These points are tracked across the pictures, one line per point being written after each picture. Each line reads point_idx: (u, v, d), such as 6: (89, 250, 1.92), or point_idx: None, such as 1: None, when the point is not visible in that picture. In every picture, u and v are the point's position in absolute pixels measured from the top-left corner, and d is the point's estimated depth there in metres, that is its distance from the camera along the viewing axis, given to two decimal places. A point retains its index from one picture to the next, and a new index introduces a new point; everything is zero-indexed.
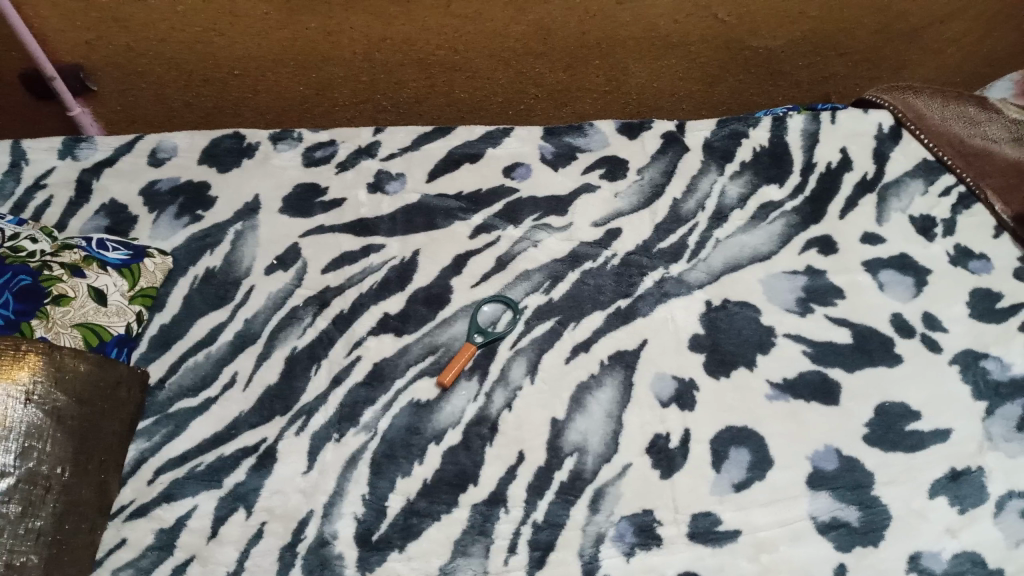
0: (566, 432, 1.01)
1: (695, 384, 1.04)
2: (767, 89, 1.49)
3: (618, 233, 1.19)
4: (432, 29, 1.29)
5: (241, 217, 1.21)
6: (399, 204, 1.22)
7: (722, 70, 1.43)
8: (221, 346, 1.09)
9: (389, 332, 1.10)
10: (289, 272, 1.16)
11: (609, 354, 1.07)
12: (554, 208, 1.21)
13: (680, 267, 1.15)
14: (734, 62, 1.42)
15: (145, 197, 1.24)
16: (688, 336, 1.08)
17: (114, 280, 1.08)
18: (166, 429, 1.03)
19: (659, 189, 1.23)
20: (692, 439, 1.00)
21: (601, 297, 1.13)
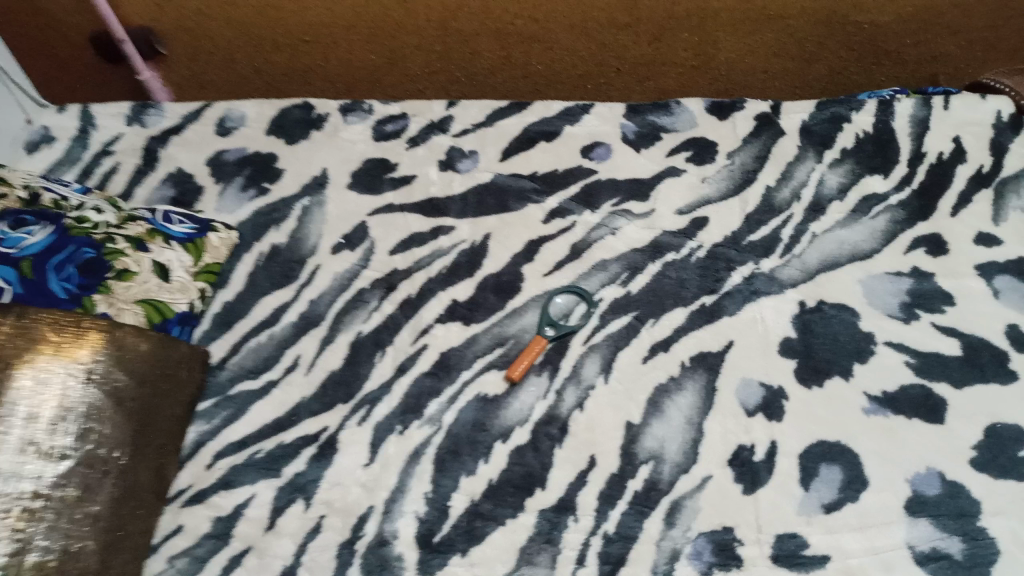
0: (641, 437, 0.95)
1: (785, 394, 0.97)
2: (870, 69, 1.36)
3: (704, 222, 1.11)
4: None
5: (308, 192, 1.17)
6: (472, 182, 1.16)
7: (823, 47, 1.31)
8: (284, 327, 1.05)
9: (457, 321, 1.04)
10: (355, 252, 1.11)
11: (691, 355, 1.00)
12: (634, 193, 1.14)
13: (772, 262, 1.07)
14: (838, 37, 1.30)
15: (212, 166, 1.21)
16: (778, 340, 1.01)
17: (179, 254, 1.05)
18: (226, 413, 1.00)
19: (750, 176, 1.14)
20: (779, 453, 0.93)
21: (684, 292, 1.05)
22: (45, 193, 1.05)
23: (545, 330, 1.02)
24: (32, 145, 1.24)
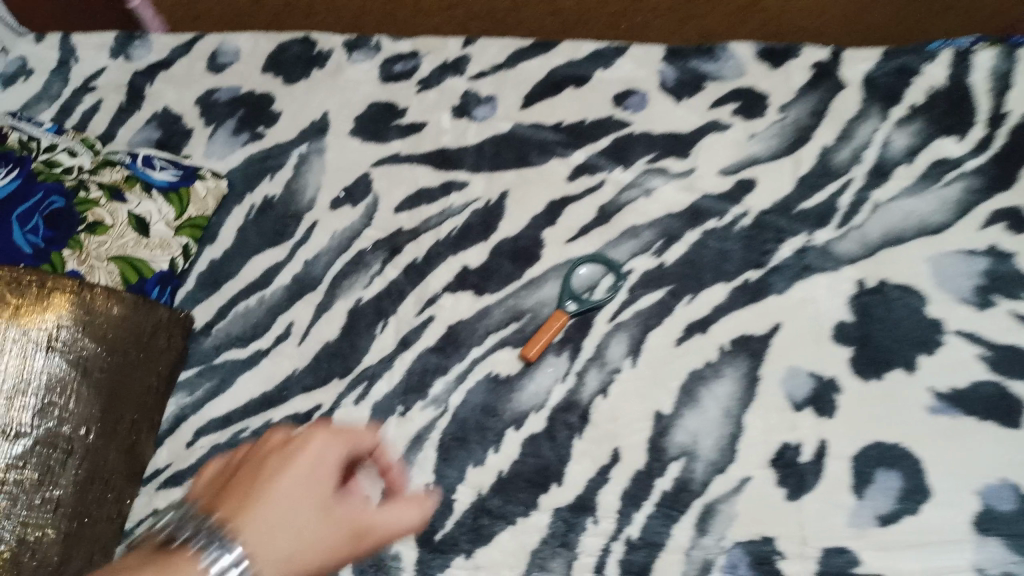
0: (672, 430, 0.84)
1: (837, 386, 0.85)
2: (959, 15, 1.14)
3: (751, 185, 0.98)
4: None
5: (307, 137, 1.05)
6: (489, 132, 1.03)
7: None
8: (276, 290, 0.94)
9: (468, 290, 0.93)
10: (357, 208, 0.99)
11: (731, 337, 0.89)
12: (673, 149, 1.01)
13: (827, 234, 0.94)
14: None
15: (202, 107, 1.09)
16: (830, 324, 0.89)
17: (159, 205, 0.94)
18: (209, 384, 0.90)
19: (804, 133, 1.01)
20: (828, 454, 0.82)
21: (724, 266, 0.93)
22: (12, 132, 0.95)
23: (567, 305, 0.90)
24: (7, 78, 1.13)
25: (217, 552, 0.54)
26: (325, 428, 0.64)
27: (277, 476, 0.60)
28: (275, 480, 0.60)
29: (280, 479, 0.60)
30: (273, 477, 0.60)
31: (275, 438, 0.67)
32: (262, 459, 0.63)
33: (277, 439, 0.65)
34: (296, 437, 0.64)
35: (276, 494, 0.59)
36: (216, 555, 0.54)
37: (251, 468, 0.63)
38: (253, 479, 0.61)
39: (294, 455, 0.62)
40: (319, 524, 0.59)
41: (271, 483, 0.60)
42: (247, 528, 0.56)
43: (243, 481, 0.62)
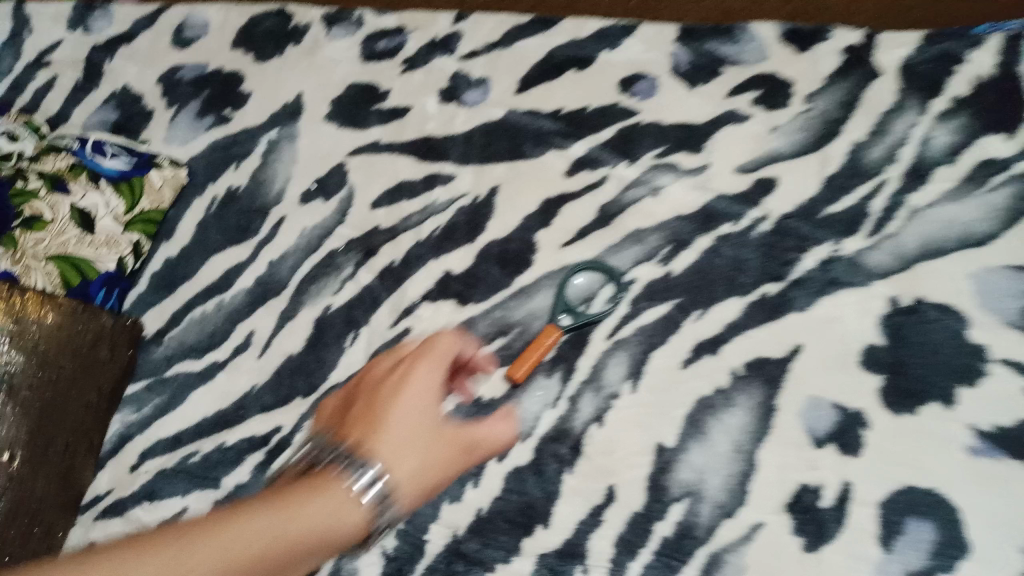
0: (675, 467, 0.75)
1: (864, 420, 0.75)
2: None
3: (772, 185, 0.87)
4: None
5: (277, 122, 0.94)
6: (478, 119, 0.92)
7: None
8: (237, 294, 0.85)
9: (450, 299, 0.83)
10: (329, 202, 0.89)
11: (746, 361, 0.79)
12: (685, 142, 0.89)
13: (855, 244, 0.83)
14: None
15: (164, 86, 0.99)
16: (858, 347, 0.78)
17: (107, 197, 0.84)
18: (159, 399, 0.80)
19: (833, 126, 0.89)
20: (852, 499, 0.72)
21: (740, 278, 0.82)
22: None
23: (560, 319, 0.80)
24: None
25: (360, 472, 0.52)
26: (433, 338, 0.62)
27: (390, 402, 0.57)
28: (394, 398, 0.58)
29: (393, 408, 0.56)
30: (386, 403, 0.57)
31: (370, 369, 0.63)
32: (378, 387, 0.59)
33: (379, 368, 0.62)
34: (404, 359, 0.61)
35: (392, 416, 0.56)
36: (358, 475, 0.52)
37: (361, 396, 0.60)
38: (365, 407, 0.58)
39: (400, 382, 0.59)
40: (432, 443, 0.56)
41: (385, 409, 0.57)
42: (385, 445, 0.54)
43: (357, 411, 0.57)
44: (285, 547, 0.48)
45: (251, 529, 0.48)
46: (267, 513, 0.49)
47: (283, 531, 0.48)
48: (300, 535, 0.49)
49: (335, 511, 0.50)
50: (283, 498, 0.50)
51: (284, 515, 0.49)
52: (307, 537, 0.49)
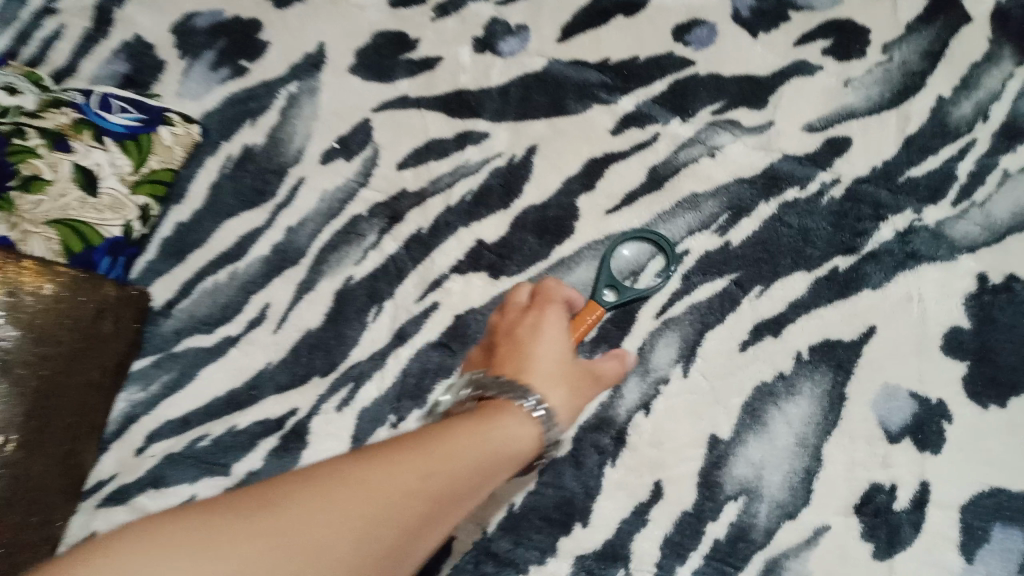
0: (730, 461, 0.67)
1: (946, 413, 0.67)
2: None
3: (845, 145, 0.77)
4: None
5: (297, 74, 0.86)
6: (516, 70, 0.83)
7: None
8: (252, 263, 0.78)
9: (482, 271, 0.76)
10: (352, 162, 0.81)
11: (811, 343, 0.70)
12: (746, 97, 0.80)
13: (940, 212, 0.73)
14: None
15: (177, 35, 0.90)
16: (940, 330, 0.69)
17: (113, 155, 0.77)
18: (169, 376, 0.75)
19: (916, 79, 0.78)
20: (929, 502, 0.64)
21: (807, 250, 0.74)
22: None
23: (603, 293, 0.70)
24: None
25: (534, 403, 0.52)
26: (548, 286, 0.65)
27: (533, 343, 0.58)
28: (533, 337, 0.59)
29: (538, 345, 0.58)
30: (526, 344, 0.58)
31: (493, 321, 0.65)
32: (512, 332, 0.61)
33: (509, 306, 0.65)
34: (531, 305, 0.63)
35: (535, 355, 0.57)
36: (533, 407, 0.52)
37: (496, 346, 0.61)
38: (508, 347, 0.59)
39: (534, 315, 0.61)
40: (575, 379, 0.57)
41: (529, 348, 0.58)
42: (538, 378, 0.55)
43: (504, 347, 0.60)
44: (488, 459, 0.48)
45: (452, 443, 0.47)
46: (461, 433, 0.49)
47: (485, 446, 0.48)
48: (496, 449, 0.49)
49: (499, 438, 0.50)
50: (466, 423, 0.50)
51: (473, 432, 0.49)
52: (501, 452, 0.49)
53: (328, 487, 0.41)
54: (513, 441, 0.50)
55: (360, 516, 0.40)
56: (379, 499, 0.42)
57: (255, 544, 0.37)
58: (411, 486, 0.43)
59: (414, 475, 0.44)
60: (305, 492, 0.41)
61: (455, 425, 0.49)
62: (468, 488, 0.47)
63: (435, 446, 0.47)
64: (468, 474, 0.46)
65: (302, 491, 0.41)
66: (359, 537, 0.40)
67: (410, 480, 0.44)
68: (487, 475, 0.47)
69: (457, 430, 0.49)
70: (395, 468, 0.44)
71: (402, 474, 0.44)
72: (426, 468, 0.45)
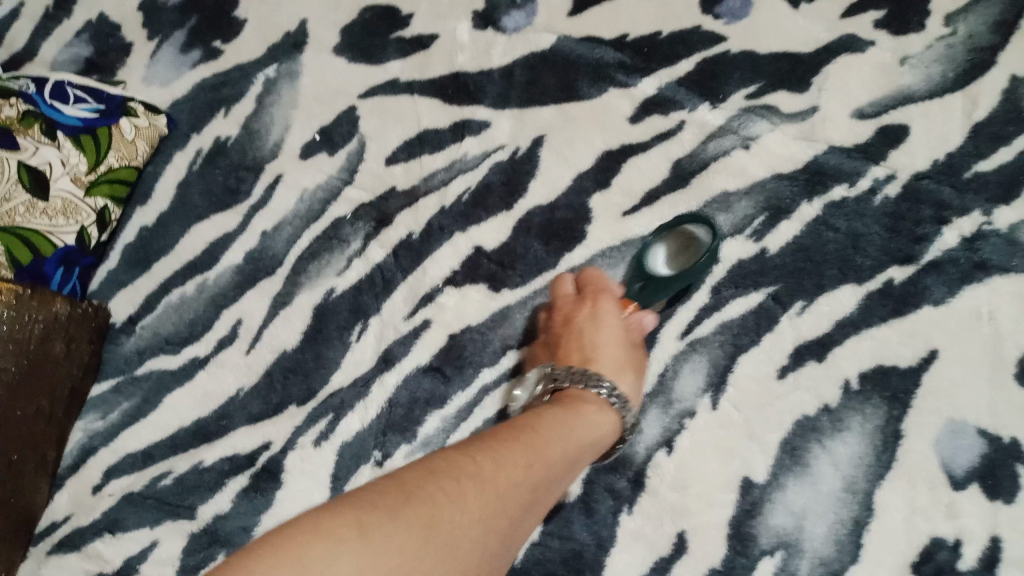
0: (766, 509, 0.58)
1: (1022, 455, 0.56)
2: None
3: (901, 134, 0.66)
4: None
5: (276, 56, 0.77)
6: (521, 49, 0.73)
7: None
8: (223, 273, 0.70)
9: (481, 283, 0.66)
10: (335, 157, 0.72)
11: (861, 371, 0.60)
12: (786, 79, 0.69)
13: (1015, 213, 0.62)
14: None
15: (147, 14, 0.82)
16: (1014, 355, 0.59)
17: (65, 152, 0.68)
18: (130, 403, 0.67)
19: (986, 55, 0.67)
20: (1002, 562, 0.54)
21: (856, 259, 0.63)
22: None
23: (637, 288, 0.63)
24: None
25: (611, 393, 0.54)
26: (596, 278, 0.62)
27: (596, 334, 0.58)
28: (597, 329, 0.58)
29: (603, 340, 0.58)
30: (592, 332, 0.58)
31: (546, 319, 0.62)
32: (572, 328, 0.59)
33: (564, 297, 0.62)
34: (586, 300, 0.61)
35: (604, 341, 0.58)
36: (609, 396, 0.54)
37: (557, 343, 0.60)
38: (572, 342, 0.59)
39: (597, 315, 0.59)
40: (639, 361, 0.59)
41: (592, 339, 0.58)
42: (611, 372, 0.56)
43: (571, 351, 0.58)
44: (582, 445, 0.49)
45: (556, 419, 0.50)
46: (555, 413, 0.51)
47: (579, 432, 0.50)
48: (589, 434, 0.51)
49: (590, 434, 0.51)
50: (554, 409, 0.51)
51: (569, 411, 0.51)
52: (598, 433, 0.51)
53: (459, 477, 0.40)
54: (604, 425, 0.52)
55: (487, 504, 0.40)
56: (502, 490, 0.42)
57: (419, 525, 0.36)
58: (522, 479, 0.43)
59: (525, 467, 0.44)
60: (442, 480, 0.40)
61: (544, 414, 0.50)
62: (560, 477, 0.47)
63: (530, 437, 0.47)
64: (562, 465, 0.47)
65: (439, 479, 0.40)
66: (491, 526, 0.40)
67: (522, 471, 0.44)
68: (589, 450, 0.50)
69: (549, 416, 0.50)
70: (505, 458, 0.44)
71: (513, 468, 0.43)
72: (531, 458, 0.45)
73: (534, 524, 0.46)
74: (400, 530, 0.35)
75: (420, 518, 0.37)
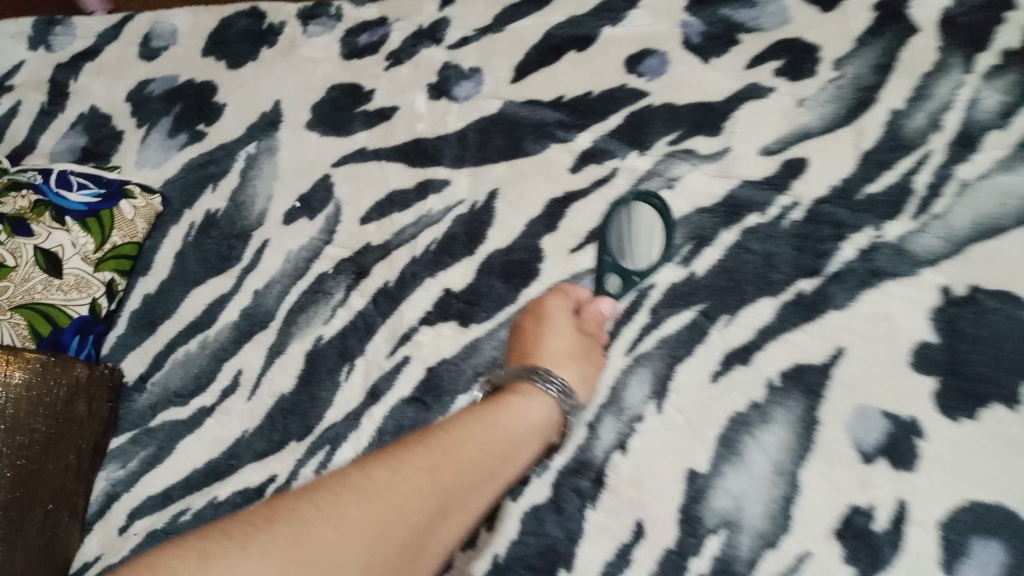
0: (709, 494, 0.68)
1: (919, 429, 0.66)
2: None
3: (802, 166, 0.77)
4: None
5: (255, 134, 0.87)
6: (472, 115, 0.84)
7: None
8: (222, 329, 0.79)
9: (452, 321, 0.75)
10: (315, 220, 0.82)
11: (782, 370, 0.70)
12: (702, 124, 0.80)
13: (900, 226, 0.73)
14: None
15: (134, 104, 0.92)
16: (909, 346, 0.69)
17: (74, 234, 0.77)
18: (146, 452, 0.76)
19: (868, 94, 0.78)
20: (908, 521, 0.64)
21: (771, 275, 0.74)
22: None
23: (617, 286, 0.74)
24: None
25: (544, 381, 0.62)
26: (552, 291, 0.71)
27: (541, 336, 0.66)
28: (542, 333, 0.66)
29: (545, 337, 0.66)
30: (537, 335, 0.66)
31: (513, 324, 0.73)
32: (522, 327, 0.69)
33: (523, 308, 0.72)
34: (533, 307, 0.69)
35: (546, 336, 0.66)
36: (544, 385, 0.62)
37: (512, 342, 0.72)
38: (521, 343, 0.68)
39: (541, 318, 0.68)
40: (583, 347, 0.67)
41: (537, 339, 0.66)
42: (549, 360, 0.65)
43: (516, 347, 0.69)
44: (482, 461, 0.54)
45: (451, 442, 0.53)
46: (464, 424, 0.56)
47: (490, 437, 0.56)
48: (506, 434, 0.57)
49: (505, 433, 0.57)
50: (481, 408, 0.59)
51: (471, 427, 0.56)
52: (517, 430, 0.58)
53: (315, 510, 0.44)
54: (531, 415, 0.60)
55: (366, 522, 0.45)
56: (387, 507, 0.46)
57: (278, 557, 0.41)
58: (421, 485, 0.49)
59: (423, 479, 0.50)
60: (324, 496, 0.46)
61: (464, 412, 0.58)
62: (477, 488, 0.54)
63: (438, 446, 0.53)
64: (471, 469, 0.53)
65: (333, 493, 0.46)
66: (356, 556, 0.43)
67: (422, 479, 0.50)
68: (508, 445, 0.57)
69: (459, 432, 0.55)
70: (398, 472, 0.49)
71: (391, 493, 0.47)
72: (432, 465, 0.51)
73: (459, 526, 0.53)
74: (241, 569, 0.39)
75: (286, 536, 0.42)
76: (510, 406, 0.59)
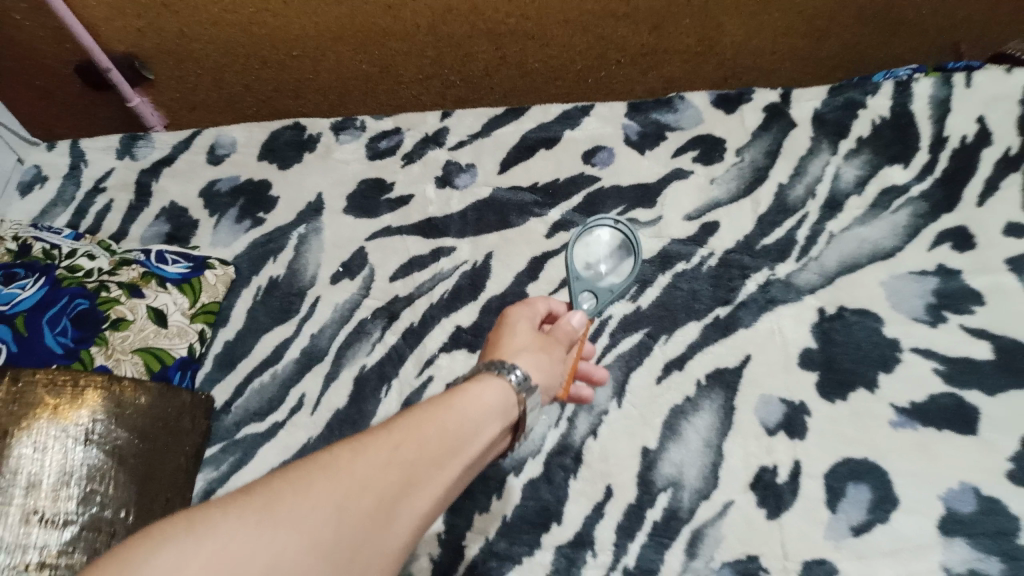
0: (659, 463, 0.92)
1: (806, 409, 0.93)
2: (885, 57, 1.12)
3: (715, 227, 1.05)
4: (537, 29, 1.02)
5: (304, 219, 1.14)
6: (470, 199, 1.11)
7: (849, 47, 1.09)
8: (288, 364, 1.04)
9: (462, 348, 1.01)
10: (354, 280, 1.08)
11: (707, 372, 0.97)
12: (641, 199, 1.08)
13: (788, 267, 1.02)
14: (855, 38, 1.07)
15: (205, 198, 1.18)
16: (797, 351, 0.96)
17: (174, 296, 1.02)
18: (233, 458, 0.99)
19: (760, 173, 1.07)
20: (802, 474, 0.89)
21: (696, 305, 1.01)
22: (36, 242, 1.03)
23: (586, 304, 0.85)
24: (24, 185, 1.21)
25: (509, 371, 0.71)
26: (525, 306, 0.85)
27: (506, 337, 0.79)
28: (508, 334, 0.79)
29: (507, 339, 0.78)
30: (505, 337, 0.79)
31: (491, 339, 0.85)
32: (495, 333, 0.81)
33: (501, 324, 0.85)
34: (503, 320, 0.82)
35: (510, 338, 0.78)
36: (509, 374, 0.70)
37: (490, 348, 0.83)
38: (493, 341, 0.80)
39: (510, 325, 0.80)
40: (544, 344, 0.77)
41: (503, 339, 0.79)
42: (510, 351, 0.75)
43: (487, 347, 0.80)
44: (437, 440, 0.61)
45: (403, 430, 0.60)
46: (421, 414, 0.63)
47: (443, 421, 0.63)
48: (461, 417, 0.64)
49: (459, 418, 0.64)
50: (440, 399, 0.66)
51: (422, 418, 0.62)
52: (467, 418, 0.65)
53: (302, 474, 0.53)
54: (482, 400, 0.67)
55: (337, 489, 0.52)
56: (350, 483, 0.53)
57: (257, 515, 0.48)
58: (383, 460, 0.56)
59: (386, 454, 0.57)
60: (298, 473, 0.53)
61: (415, 410, 0.64)
62: (439, 457, 0.61)
63: (400, 428, 0.60)
64: (429, 448, 0.60)
65: (303, 470, 0.53)
66: (326, 515, 0.50)
67: (383, 457, 0.57)
68: (463, 429, 0.64)
69: (416, 420, 0.62)
70: (363, 449, 0.56)
71: (357, 467, 0.54)
72: (392, 444, 0.58)
73: (429, 491, 0.59)
74: (228, 528, 0.47)
75: (267, 502, 0.49)
76: (458, 399, 0.66)
